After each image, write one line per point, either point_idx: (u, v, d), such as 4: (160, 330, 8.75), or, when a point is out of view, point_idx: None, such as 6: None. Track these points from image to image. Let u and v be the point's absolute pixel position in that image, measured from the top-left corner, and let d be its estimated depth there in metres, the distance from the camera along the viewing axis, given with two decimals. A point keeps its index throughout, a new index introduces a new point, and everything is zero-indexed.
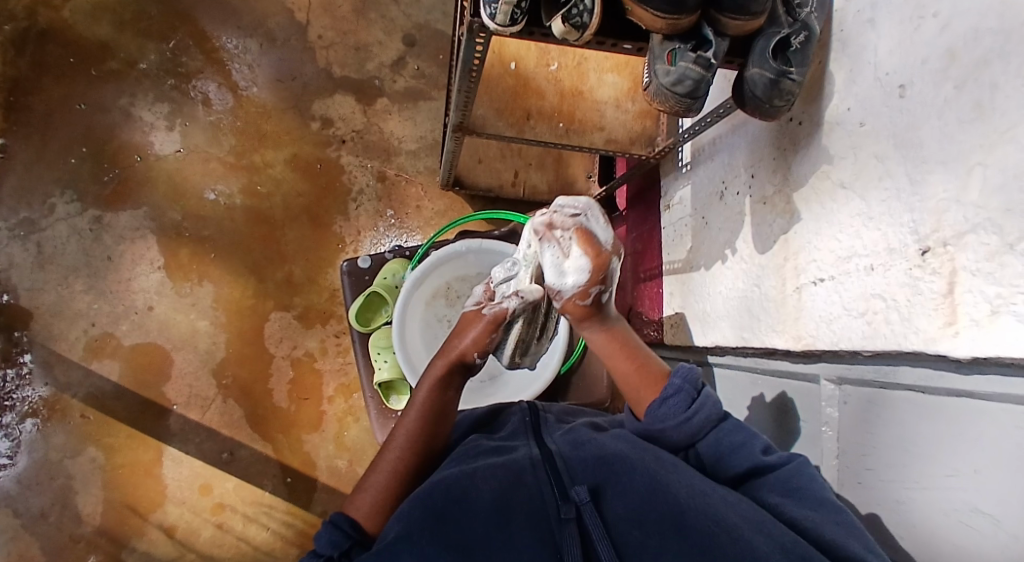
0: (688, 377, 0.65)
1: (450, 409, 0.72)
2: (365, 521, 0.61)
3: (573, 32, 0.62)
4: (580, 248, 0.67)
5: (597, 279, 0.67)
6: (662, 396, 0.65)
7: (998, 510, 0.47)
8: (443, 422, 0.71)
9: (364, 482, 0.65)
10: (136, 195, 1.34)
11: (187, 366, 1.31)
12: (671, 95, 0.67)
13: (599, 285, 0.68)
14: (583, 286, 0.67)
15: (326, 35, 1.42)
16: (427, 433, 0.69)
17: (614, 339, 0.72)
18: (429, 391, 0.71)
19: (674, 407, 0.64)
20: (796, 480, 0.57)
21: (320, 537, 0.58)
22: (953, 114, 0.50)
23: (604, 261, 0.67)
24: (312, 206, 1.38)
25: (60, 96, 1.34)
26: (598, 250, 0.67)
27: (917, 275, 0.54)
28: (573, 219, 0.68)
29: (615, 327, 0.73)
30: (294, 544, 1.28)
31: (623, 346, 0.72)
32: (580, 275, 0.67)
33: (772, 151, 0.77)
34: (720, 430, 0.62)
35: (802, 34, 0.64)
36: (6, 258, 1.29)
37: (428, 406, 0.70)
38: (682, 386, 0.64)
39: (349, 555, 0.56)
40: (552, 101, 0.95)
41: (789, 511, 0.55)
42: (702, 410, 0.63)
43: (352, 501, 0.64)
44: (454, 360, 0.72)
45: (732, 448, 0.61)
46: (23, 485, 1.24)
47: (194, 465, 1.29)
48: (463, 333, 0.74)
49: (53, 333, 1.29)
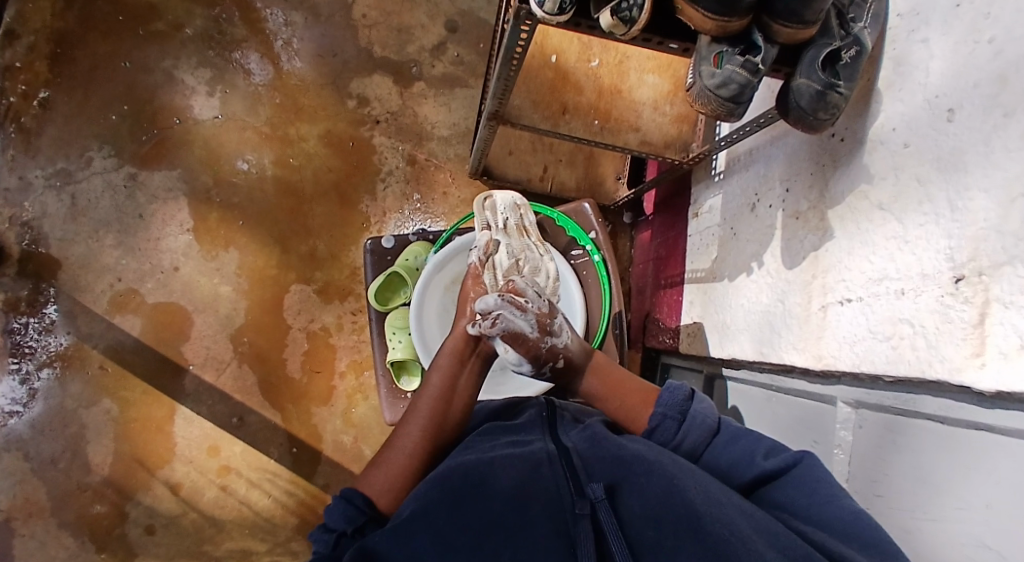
0: (671, 404, 0.67)
1: (461, 391, 0.73)
2: (378, 496, 0.61)
3: (620, 27, 0.62)
4: (511, 348, 0.73)
5: (538, 361, 0.74)
6: (649, 426, 0.66)
7: (1007, 546, 0.46)
8: (454, 399, 0.72)
9: (378, 460, 0.66)
10: (172, 156, 1.36)
11: (206, 328, 1.33)
12: (715, 98, 0.66)
13: (544, 363, 0.74)
14: (535, 368, 0.75)
15: (370, 14, 1.43)
16: (438, 414, 0.70)
17: (600, 377, 0.75)
18: (441, 373, 0.73)
19: (661, 435, 0.65)
20: (797, 488, 0.57)
21: (332, 511, 0.59)
22: (1000, 141, 0.49)
23: (535, 344, 0.73)
24: (341, 183, 1.39)
25: (106, 52, 1.36)
26: (523, 345, 0.73)
27: (949, 302, 0.53)
28: (491, 326, 0.73)
29: (600, 367, 0.76)
30: (294, 513, 1.30)
31: (619, 380, 0.74)
32: (523, 364, 0.74)
33: (810, 166, 0.76)
34: (715, 445, 0.64)
35: (853, 49, 0.63)
36: (40, 207, 1.32)
37: (438, 388, 0.72)
38: (665, 414, 0.66)
39: (362, 531, 0.57)
40: (590, 97, 0.94)
41: (791, 519, 0.54)
42: (691, 432, 0.64)
43: (364, 478, 0.64)
44: (463, 337, 0.77)
45: (734, 459, 0.61)
46: (37, 429, 1.27)
47: (204, 426, 1.31)
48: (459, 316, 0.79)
49: (79, 284, 1.32)
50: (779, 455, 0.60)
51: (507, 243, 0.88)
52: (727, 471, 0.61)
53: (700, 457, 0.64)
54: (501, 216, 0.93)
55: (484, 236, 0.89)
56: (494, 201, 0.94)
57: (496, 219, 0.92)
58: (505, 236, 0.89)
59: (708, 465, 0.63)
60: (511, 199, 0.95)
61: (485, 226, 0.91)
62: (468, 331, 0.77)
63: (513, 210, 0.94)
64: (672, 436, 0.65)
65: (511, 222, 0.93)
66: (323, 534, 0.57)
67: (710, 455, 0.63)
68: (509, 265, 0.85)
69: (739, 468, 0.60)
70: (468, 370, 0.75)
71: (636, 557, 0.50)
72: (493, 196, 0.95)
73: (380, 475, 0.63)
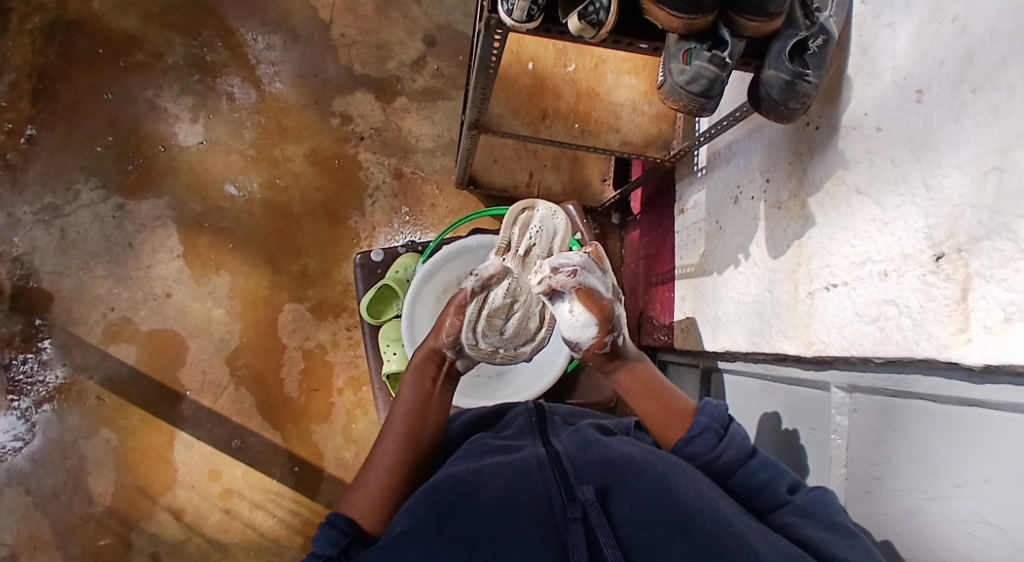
0: (714, 416, 0.68)
1: (435, 405, 0.75)
2: (360, 518, 0.62)
3: (589, 30, 0.63)
4: (583, 307, 0.70)
5: (606, 328, 0.73)
6: (689, 434, 0.68)
7: (1003, 519, 0.47)
8: (428, 414, 0.73)
9: (358, 481, 0.67)
10: (159, 183, 1.37)
11: (202, 353, 1.33)
12: (686, 94, 0.67)
13: (612, 332, 0.74)
14: (598, 338, 0.73)
15: (348, 33, 1.44)
16: (414, 428, 0.71)
17: (637, 380, 0.77)
18: (411, 388, 0.75)
19: (702, 444, 0.66)
20: (812, 503, 0.58)
21: (319, 538, 0.59)
22: (969, 118, 0.50)
23: (608, 310, 0.71)
24: (329, 201, 1.40)
25: (89, 85, 1.37)
26: (599, 305, 0.70)
27: (931, 280, 0.53)
28: (571, 280, 0.69)
29: (637, 369, 0.79)
30: (299, 532, 1.30)
31: (647, 387, 0.77)
32: (590, 328, 0.72)
33: (788, 155, 0.77)
34: (748, 466, 0.63)
35: (820, 38, 0.64)
36: (30, 242, 1.32)
37: (411, 401, 0.73)
38: (708, 425, 0.67)
39: (348, 553, 0.57)
40: (568, 101, 0.96)
41: (805, 532, 0.56)
42: (731, 446, 0.65)
43: (345, 501, 0.65)
44: (427, 354, 0.77)
45: (760, 486, 0.62)
46: (36, 464, 1.27)
47: (204, 451, 1.30)
48: (440, 331, 0.77)
49: (72, 317, 1.32)
50: (802, 490, 0.61)
51: (514, 275, 0.80)
52: (754, 494, 0.62)
53: (734, 474, 0.63)
54: (528, 238, 0.85)
55: (495, 260, 0.79)
56: (531, 215, 0.86)
57: (519, 242, 0.84)
58: (519, 266, 0.82)
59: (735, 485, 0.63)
60: (553, 221, 0.86)
61: (506, 244, 0.85)
62: (434, 351, 0.78)
63: (549, 237, 0.85)
64: (711, 450, 0.65)
65: (536, 249, 0.84)
66: (312, 560, 0.57)
67: (743, 473, 0.63)
68: (501, 304, 0.77)
69: (762, 492, 0.62)
70: (439, 387, 0.77)
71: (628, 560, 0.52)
72: (534, 209, 0.86)
73: (361, 498, 0.64)
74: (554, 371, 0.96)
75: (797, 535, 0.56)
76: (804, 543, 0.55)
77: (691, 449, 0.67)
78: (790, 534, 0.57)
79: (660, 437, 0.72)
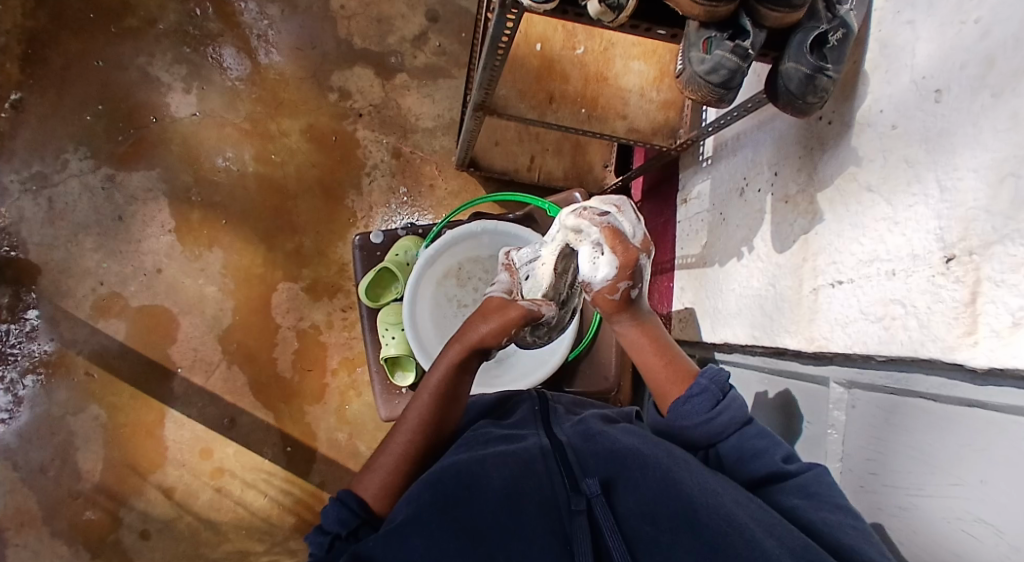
0: (715, 379, 0.65)
1: (462, 397, 0.71)
2: (374, 500, 0.62)
3: (608, 13, 0.61)
4: (609, 248, 0.64)
5: (625, 275, 0.65)
6: (685, 394, 0.65)
7: (999, 519, 0.48)
8: (455, 405, 0.70)
9: (373, 462, 0.66)
10: (150, 155, 1.33)
11: (193, 330, 1.31)
12: (705, 84, 0.66)
13: (628, 280, 0.65)
14: (613, 281, 0.65)
15: (348, 5, 1.40)
16: (438, 418, 0.69)
17: (644, 332, 0.70)
18: (441, 373, 0.70)
19: (697, 405, 0.64)
20: (814, 484, 0.58)
21: (328, 513, 0.59)
22: (988, 123, 0.49)
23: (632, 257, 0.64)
24: (325, 178, 1.37)
25: (77, 51, 1.32)
26: (626, 247, 0.64)
27: (940, 282, 0.53)
28: (601, 218, 0.66)
29: (647, 321, 0.70)
30: (290, 512, 1.30)
31: (654, 341, 0.70)
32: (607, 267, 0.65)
33: (798, 149, 0.76)
34: (744, 433, 0.63)
35: (840, 31, 0.62)
36: (17, 212, 1.29)
37: (440, 390, 0.69)
38: (707, 386, 0.64)
39: (356, 535, 0.58)
40: (576, 85, 0.94)
41: (807, 514, 0.56)
42: (727, 410, 0.63)
43: (359, 481, 0.64)
44: (469, 346, 0.70)
45: (754, 454, 0.61)
46: (24, 438, 1.25)
47: (195, 429, 1.29)
48: (483, 319, 0.70)
49: (60, 290, 1.29)
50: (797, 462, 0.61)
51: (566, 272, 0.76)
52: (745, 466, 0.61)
53: (726, 439, 0.63)
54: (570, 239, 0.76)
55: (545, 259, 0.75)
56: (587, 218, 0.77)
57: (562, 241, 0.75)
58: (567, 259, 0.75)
59: (727, 449, 0.63)
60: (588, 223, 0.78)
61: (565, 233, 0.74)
62: (476, 345, 0.69)
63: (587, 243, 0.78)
64: (706, 412, 0.64)
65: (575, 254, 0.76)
66: (319, 537, 0.58)
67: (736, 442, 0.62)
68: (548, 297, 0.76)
69: (756, 466, 0.61)
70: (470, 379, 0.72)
71: (632, 554, 0.52)
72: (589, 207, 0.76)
73: (375, 480, 0.64)
74: (555, 359, 0.95)
75: (798, 518, 0.56)
76: (805, 527, 0.55)
77: (685, 415, 0.65)
78: (791, 517, 0.57)
79: (657, 392, 0.69)
